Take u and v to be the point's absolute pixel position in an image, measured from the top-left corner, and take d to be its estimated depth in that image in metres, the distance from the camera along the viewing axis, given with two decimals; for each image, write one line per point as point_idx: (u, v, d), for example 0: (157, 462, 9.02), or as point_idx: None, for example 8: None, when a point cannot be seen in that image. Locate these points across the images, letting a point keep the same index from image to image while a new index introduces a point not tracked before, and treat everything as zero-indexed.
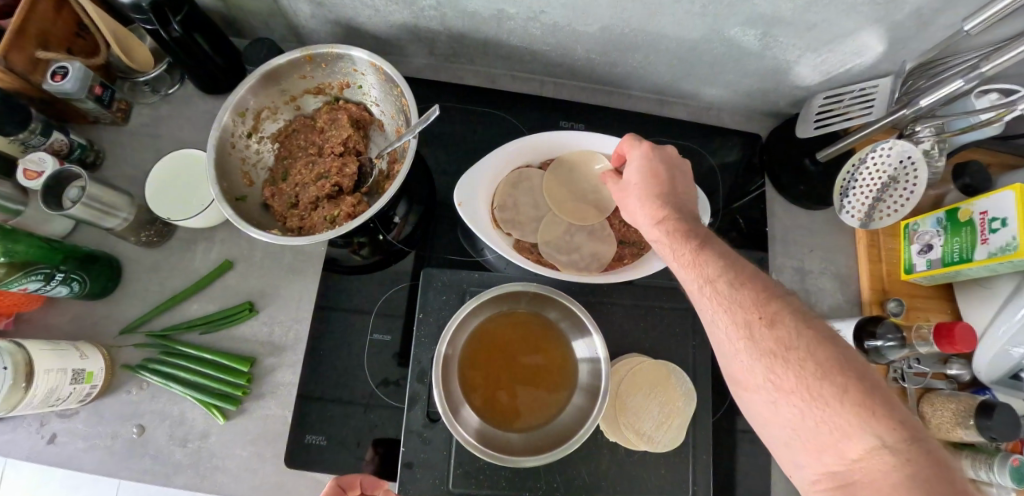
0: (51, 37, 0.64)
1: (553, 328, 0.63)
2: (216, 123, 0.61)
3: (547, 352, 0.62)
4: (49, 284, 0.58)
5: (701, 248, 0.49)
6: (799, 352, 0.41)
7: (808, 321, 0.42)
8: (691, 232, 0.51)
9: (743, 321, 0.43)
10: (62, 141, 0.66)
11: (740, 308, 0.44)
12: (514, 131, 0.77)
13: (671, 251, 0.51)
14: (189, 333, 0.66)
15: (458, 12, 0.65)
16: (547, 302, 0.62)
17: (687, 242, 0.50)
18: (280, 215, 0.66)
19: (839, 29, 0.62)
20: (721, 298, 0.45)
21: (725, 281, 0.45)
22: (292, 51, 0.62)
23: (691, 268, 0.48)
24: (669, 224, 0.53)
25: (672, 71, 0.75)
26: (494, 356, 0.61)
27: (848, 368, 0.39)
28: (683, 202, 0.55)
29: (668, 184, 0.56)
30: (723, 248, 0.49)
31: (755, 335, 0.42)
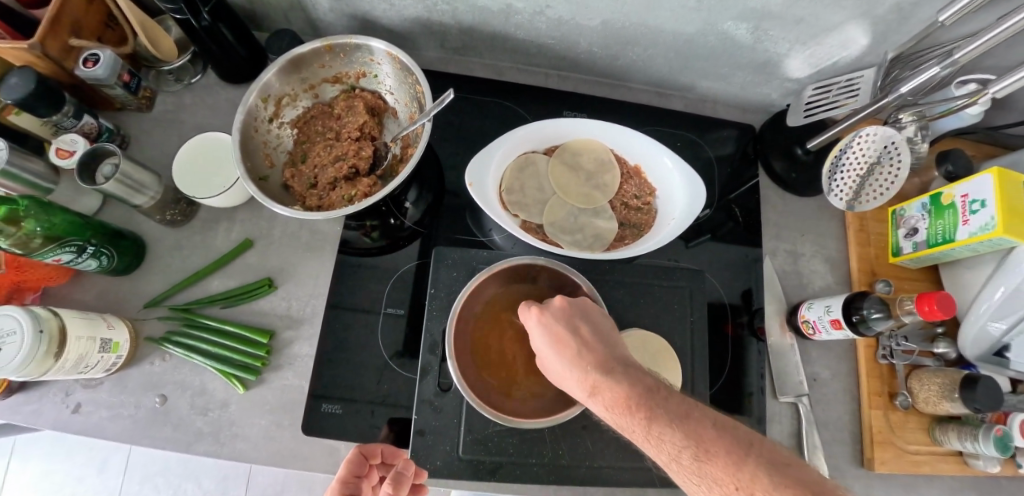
0: (83, 26, 0.69)
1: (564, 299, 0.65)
2: (242, 106, 0.64)
3: None
4: (81, 256, 0.61)
5: (594, 374, 0.50)
6: (605, 394, 0.49)
7: (686, 420, 0.45)
8: (571, 350, 0.52)
9: (553, 359, 0.53)
10: (92, 124, 0.70)
11: (578, 379, 0.51)
12: (519, 120, 0.81)
13: (572, 390, 0.52)
14: (211, 307, 0.69)
15: (469, 6, 0.70)
16: (559, 279, 0.65)
17: (572, 371, 0.51)
18: (299, 195, 0.69)
19: (824, 23, 0.67)
20: (620, 420, 0.47)
21: (603, 400, 0.49)
22: (313, 40, 0.66)
23: (592, 403, 0.50)
24: (550, 340, 0.53)
25: (670, 65, 0.79)
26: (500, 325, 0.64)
27: (622, 401, 0.47)
28: (570, 331, 0.53)
29: (573, 336, 0.53)
30: (596, 357, 0.51)
31: (661, 445, 0.44)
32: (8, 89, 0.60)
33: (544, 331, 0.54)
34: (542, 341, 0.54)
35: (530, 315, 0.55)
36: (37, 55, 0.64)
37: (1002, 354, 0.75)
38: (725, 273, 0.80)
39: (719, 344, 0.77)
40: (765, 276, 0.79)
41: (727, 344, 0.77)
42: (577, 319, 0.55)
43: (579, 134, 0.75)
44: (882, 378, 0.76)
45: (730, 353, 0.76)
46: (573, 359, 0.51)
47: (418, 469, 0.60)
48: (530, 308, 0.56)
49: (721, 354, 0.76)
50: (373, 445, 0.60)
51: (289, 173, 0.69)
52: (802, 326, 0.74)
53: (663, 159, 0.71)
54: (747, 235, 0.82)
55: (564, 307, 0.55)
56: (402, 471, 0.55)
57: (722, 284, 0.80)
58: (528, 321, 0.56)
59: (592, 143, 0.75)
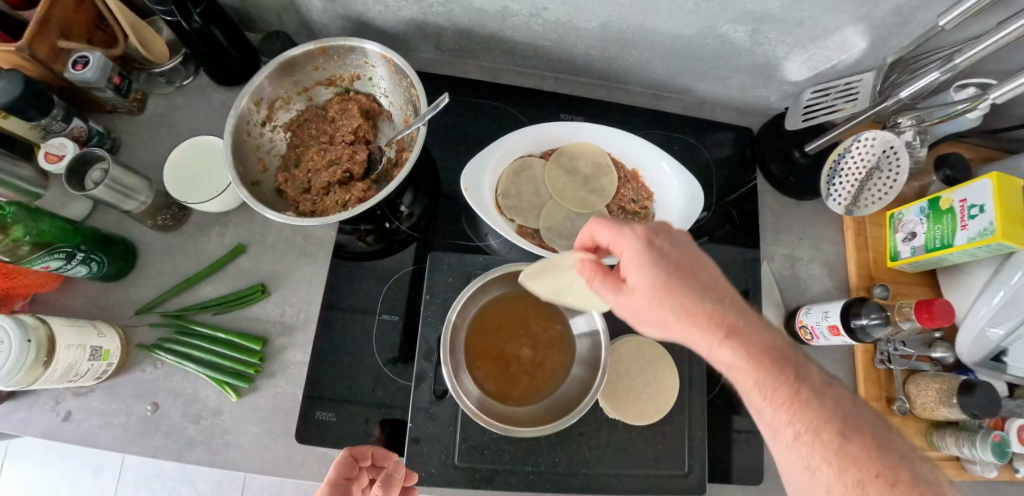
0: (72, 28, 0.68)
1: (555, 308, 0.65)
2: (234, 110, 0.63)
3: (549, 330, 0.64)
4: (70, 263, 0.61)
5: (731, 317, 0.46)
6: (745, 344, 0.45)
7: (801, 367, 0.45)
8: (682, 286, 0.48)
9: (664, 295, 0.48)
10: (81, 128, 0.69)
11: (700, 316, 0.46)
12: (515, 123, 0.80)
13: (648, 294, 0.48)
14: (203, 313, 0.69)
15: (464, 8, 0.69)
16: None
17: (671, 281, 0.48)
18: (292, 200, 0.68)
19: (823, 26, 0.66)
20: (759, 375, 0.44)
21: (712, 325, 0.46)
22: (306, 43, 0.65)
23: (718, 349, 0.46)
24: (666, 273, 0.48)
25: (667, 68, 0.78)
26: (500, 332, 0.63)
27: (768, 354, 0.45)
28: (686, 272, 0.49)
29: (695, 271, 0.49)
30: (709, 287, 0.48)
31: (804, 412, 0.42)
32: None
33: (659, 258, 0.49)
34: (653, 267, 0.48)
35: (628, 232, 0.50)
36: (24, 58, 0.63)
37: (999, 358, 0.74)
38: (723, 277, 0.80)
39: None
40: (763, 281, 0.79)
41: None
42: (690, 262, 0.50)
43: (577, 138, 0.74)
44: (879, 383, 0.77)
45: None
46: (701, 296, 0.47)
47: (409, 471, 0.59)
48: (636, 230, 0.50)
49: None
50: (363, 447, 0.58)
51: (283, 177, 0.68)
52: (800, 332, 0.74)
53: (660, 162, 0.70)
54: (746, 240, 0.81)
55: (666, 240, 0.51)
56: (392, 472, 0.56)
57: None
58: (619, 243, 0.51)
59: (588, 146, 0.74)
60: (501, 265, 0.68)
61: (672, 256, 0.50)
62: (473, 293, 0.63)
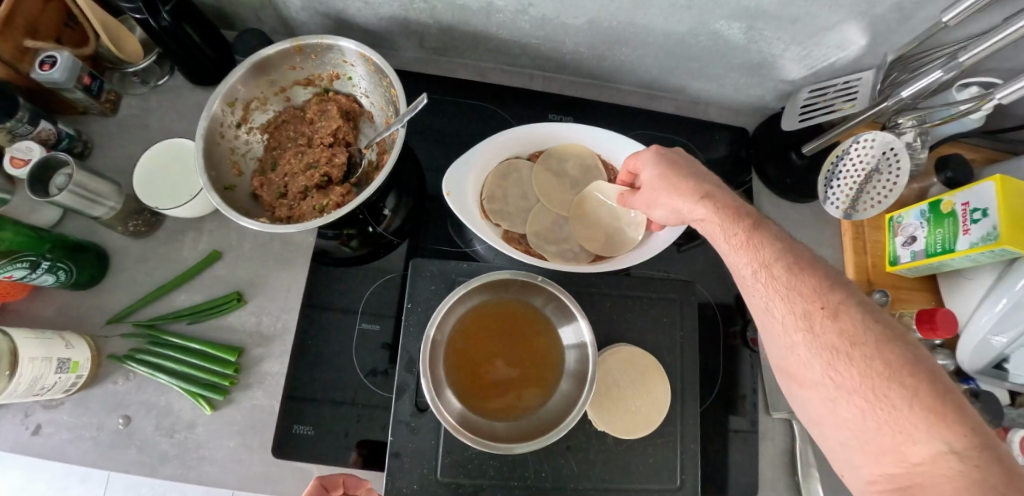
0: (39, 26, 0.66)
1: (541, 320, 0.63)
2: (205, 112, 0.61)
3: (537, 340, 0.62)
4: (35, 271, 0.58)
5: (755, 227, 0.49)
6: (784, 264, 0.46)
7: (878, 315, 0.42)
8: (739, 214, 0.51)
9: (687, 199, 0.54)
10: (50, 130, 0.66)
11: (712, 208, 0.52)
12: (502, 123, 0.77)
13: (721, 233, 0.51)
14: (176, 323, 0.66)
15: (446, 5, 0.66)
16: (539, 292, 0.63)
17: (737, 226, 0.50)
18: (269, 205, 0.66)
19: (820, 22, 0.63)
20: (793, 291, 0.44)
21: (784, 269, 0.45)
22: (282, 41, 0.63)
23: (696, 208, 0.53)
24: (692, 186, 0.55)
25: (659, 66, 0.75)
26: (485, 342, 0.61)
27: (811, 275, 0.44)
28: (717, 185, 0.56)
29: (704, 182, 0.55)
30: (778, 235, 0.49)
31: (835, 324, 0.41)
32: None
33: (672, 172, 0.57)
34: (661, 173, 0.57)
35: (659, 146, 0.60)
36: None
37: (1001, 366, 0.72)
38: (717, 282, 0.77)
39: (711, 358, 0.74)
40: None
41: (719, 357, 0.74)
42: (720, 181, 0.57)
43: (564, 141, 0.71)
44: None
45: (721, 366, 0.73)
46: (709, 195, 0.53)
47: None
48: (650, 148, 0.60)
49: (713, 368, 0.73)
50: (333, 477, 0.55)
51: (258, 181, 0.66)
52: None
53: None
54: None
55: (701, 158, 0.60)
56: None
57: (713, 294, 0.77)
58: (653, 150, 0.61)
59: (577, 148, 0.72)
60: (486, 273, 0.65)
61: (687, 171, 0.57)
62: (454, 304, 0.60)
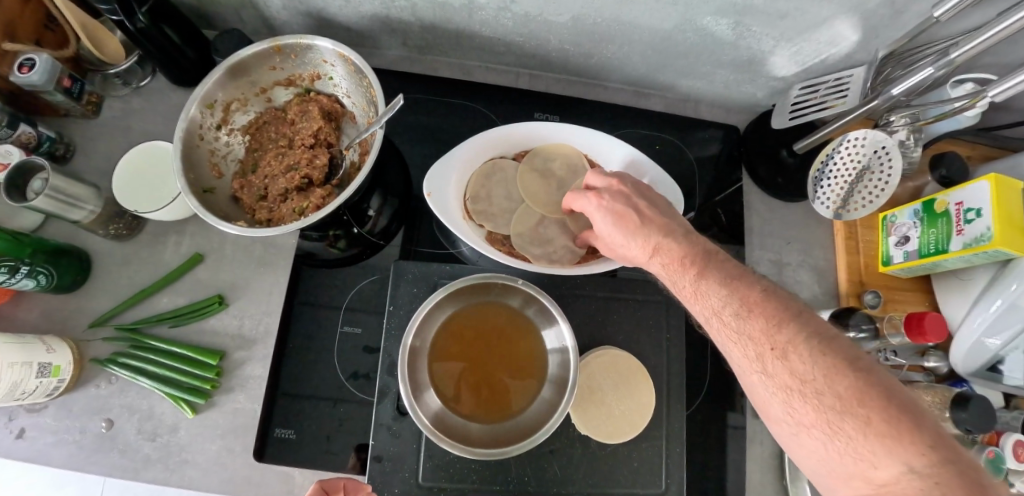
0: (17, 29, 0.65)
1: (525, 322, 0.63)
2: (183, 115, 0.60)
3: (518, 343, 0.62)
4: (14, 276, 0.58)
5: (701, 271, 0.49)
6: (730, 308, 0.46)
7: (831, 341, 0.41)
8: (689, 258, 0.51)
9: (637, 251, 0.54)
10: (29, 133, 0.66)
11: (661, 258, 0.53)
12: (486, 122, 0.75)
13: (673, 283, 0.51)
14: (160, 326, 0.66)
15: (428, 2, 0.64)
16: (518, 294, 0.62)
17: (688, 273, 0.50)
18: (249, 208, 0.65)
19: (808, 17, 0.62)
20: (741, 333, 0.44)
21: (730, 312, 0.45)
22: (261, 41, 0.61)
23: (650, 263, 0.54)
24: (639, 239, 0.54)
25: (647, 63, 0.73)
26: (466, 348, 0.60)
27: (758, 313, 0.44)
28: (666, 225, 0.54)
29: (649, 229, 0.54)
30: (724, 272, 0.49)
31: (786, 360, 0.41)
32: None
33: (614, 228, 0.56)
34: (610, 230, 0.56)
35: (590, 200, 0.58)
36: None
37: (995, 368, 0.70)
38: None
39: (699, 360, 0.73)
40: None
41: (707, 358, 0.73)
42: (668, 217, 0.55)
43: (549, 141, 0.70)
44: None
45: (709, 368, 0.73)
46: (655, 246, 0.53)
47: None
48: (591, 198, 0.58)
49: (701, 370, 0.72)
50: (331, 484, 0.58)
51: (238, 184, 0.65)
52: None
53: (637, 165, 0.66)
54: (733, 242, 0.76)
55: (639, 197, 0.57)
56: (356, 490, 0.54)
57: None
58: (587, 208, 0.59)
59: (563, 148, 0.71)
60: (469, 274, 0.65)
61: (631, 221, 0.55)
62: (431, 309, 0.59)
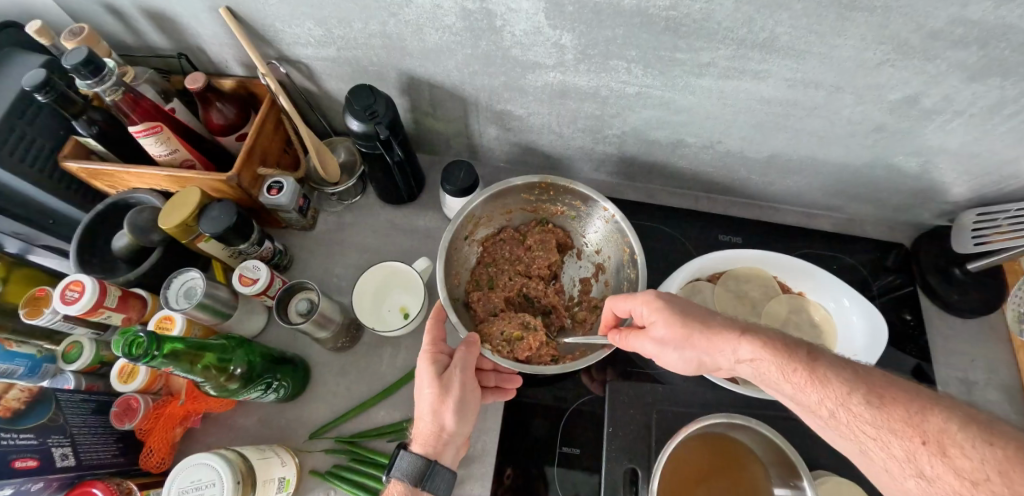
0: (268, 155, 0.74)
1: (749, 459, 0.62)
2: (445, 234, 0.65)
3: (742, 481, 0.61)
4: (266, 392, 0.63)
5: (786, 369, 0.47)
6: (842, 398, 0.44)
7: (1003, 431, 0.38)
8: (777, 357, 0.48)
9: (726, 359, 0.52)
10: (269, 248, 0.72)
11: (744, 362, 0.50)
12: (673, 241, 0.79)
13: (777, 386, 0.48)
14: (377, 439, 0.67)
15: (640, 140, 0.72)
16: (748, 433, 0.62)
17: (785, 375, 0.47)
18: (480, 320, 0.68)
19: (997, 159, 0.68)
20: (870, 430, 0.43)
21: (858, 402, 0.43)
22: (533, 175, 0.68)
23: (738, 366, 0.51)
24: (705, 340, 0.53)
25: (824, 191, 0.79)
26: (694, 483, 0.60)
27: (882, 402, 0.43)
28: (725, 323, 0.53)
29: (704, 330, 0.53)
30: (835, 361, 0.47)
31: (943, 457, 0.39)
32: (209, 223, 0.64)
33: (670, 330, 0.54)
34: (667, 333, 0.55)
35: None
36: (231, 186, 0.68)
37: None
38: None
39: None
40: None
41: None
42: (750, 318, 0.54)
43: (748, 267, 0.74)
44: None
45: None
46: (728, 347, 0.51)
47: None
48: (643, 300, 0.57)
49: None
50: None
51: (477, 296, 0.69)
52: None
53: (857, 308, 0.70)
54: (917, 360, 0.77)
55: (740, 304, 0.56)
56: None
57: None
58: None
59: (759, 272, 0.75)
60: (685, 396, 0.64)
61: (688, 324, 0.54)
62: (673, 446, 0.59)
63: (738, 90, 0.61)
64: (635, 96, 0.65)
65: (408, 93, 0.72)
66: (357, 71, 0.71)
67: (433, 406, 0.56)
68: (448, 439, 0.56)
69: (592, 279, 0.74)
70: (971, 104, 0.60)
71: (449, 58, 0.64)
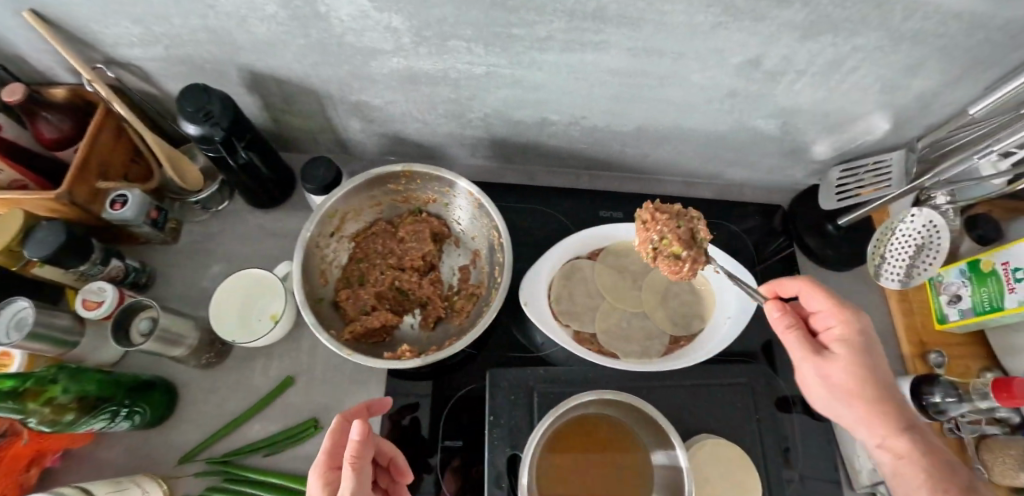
0: (109, 166, 0.68)
1: (618, 425, 0.62)
2: (304, 231, 0.62)
3: (614, 449, 0.61)
4: (114, 420, 0.58)
5: (859, 407, 0.54)
6: (918, 452, 0.52)
7: None
8: (861, 391, 0.54)
9: (817, 360, 0.56)
10: (119, 267, 0.67)
11: (810, 361, 0.56)
12: (555, 222, 0.78)
13: (840, 402, 0.55)
14: (252, 456, 0.64)
15: (505, 121, 0.70)
16: (605, 403, 0.63)
17: (852, 404, 0.54)
18: (351, 319, 0.66)
19: (850, 114, 0.70)
20: (903, 465, 0.52)
21: (892, 449, 0.53)
22: (394, 165, 0.65)
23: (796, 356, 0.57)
24: (840, 345, 0.56)
25: (698, 158, 0.80)
26: (570, 469, 0.59)
27: (937, 460, 0.52)
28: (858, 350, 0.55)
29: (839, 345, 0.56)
30: (896, 413, 0.53)
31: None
32: (35, 246, 0.58)
33: (842, 337, 0.56)
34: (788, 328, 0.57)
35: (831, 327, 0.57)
36: (63, 204, 0.62)
37: None
38: None
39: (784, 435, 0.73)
40: None
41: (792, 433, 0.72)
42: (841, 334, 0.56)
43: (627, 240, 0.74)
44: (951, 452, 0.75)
45: None
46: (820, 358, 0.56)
47: None
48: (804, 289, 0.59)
49: None
50: None
51: (344, 295, 0.66)
52: None
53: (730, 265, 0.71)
54: None
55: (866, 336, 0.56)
56: None
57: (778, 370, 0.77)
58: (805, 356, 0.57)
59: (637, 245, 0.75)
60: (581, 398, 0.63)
61: (851, 329, 0.56)
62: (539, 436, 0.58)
63: (584, 62, 0.59)
64: (485, 76, 0.62)
65: (255, 89, 0.67)
66: (195, 70, 0.65)
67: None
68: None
69: (470, 266, 0.71)
70: (810, 63, 0.59)
71: (284, 50, 0.60)
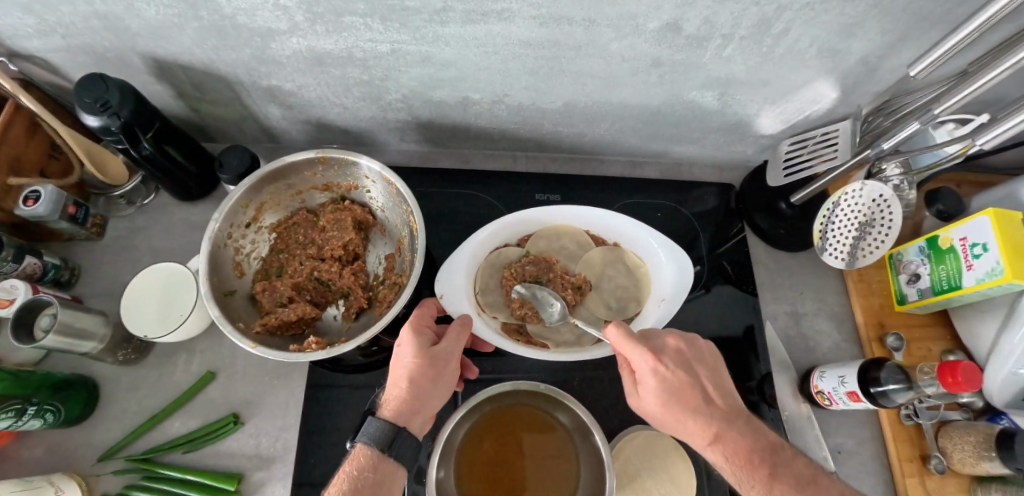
0: (23, 161, 0.65)
1: (538, 411, 0.59)
2: (212, 221, 0.61)
3: (533, 437, 0.58)
4: (21, 419, 0.55)
5: (716, 434, 0.50)
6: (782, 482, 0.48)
7: None
8: (732, 434, 0.50)
9: (667, 406, 0.51)
10: (35, 264, 0.65)
11: (681, 407, 0.51)
12: (490, 206, 0.76)
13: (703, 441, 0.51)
14: (172, 453, 0.63)
15: (425, 101, 0.68)
16: (517, 391, 0.59)
17: (719, 446, 0.50)
18: (266, 312, 0.64)
19: (793, 83, 0.65)
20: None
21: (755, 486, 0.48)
22: (306, 151, 0.63)
23: (653, 404, 0.53)
24: (678, 392, 0.51)
25: (638, 135, 0.77)
26: (490, 464, 0.56)
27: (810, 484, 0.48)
28: (718, 401, 0.51)
29: (693, 386, 0.52)
30: (755, 438, 0.50)
31: None
32: None
33: (668, 383, 0.51)
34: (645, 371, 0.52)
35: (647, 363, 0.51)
36: None
37: None
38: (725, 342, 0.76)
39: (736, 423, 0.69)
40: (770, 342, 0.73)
41: None
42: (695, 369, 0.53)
43: (556, 222, 0.71)
44: (912, 440, 0.69)
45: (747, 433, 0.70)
46: (690, 404, 0.51)
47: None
48: (647, 358, 0.52)
49: None
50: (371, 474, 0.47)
51: (260, 286, 0.65)
52: (817, 398, 0.68)
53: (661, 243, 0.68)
54: (745, 296, 0.76)
55: (696, 364, 0.53)
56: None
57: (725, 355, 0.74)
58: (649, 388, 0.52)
59: (569, 228, 0.72)
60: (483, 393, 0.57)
61: (680, 371, 0.52)
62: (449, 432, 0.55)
63: (491, 34, 0.55)
64: (392, 54, 0.59)
65: (163, 77, 0.65)
66: (98, 60, 0.63)
67: (412, 379, 0.51)
68: (421, 410, 0.51)
69: (395, 255, 0.69)
70: (735, 26, 0.54)
71: (178, 34, 0.57)
